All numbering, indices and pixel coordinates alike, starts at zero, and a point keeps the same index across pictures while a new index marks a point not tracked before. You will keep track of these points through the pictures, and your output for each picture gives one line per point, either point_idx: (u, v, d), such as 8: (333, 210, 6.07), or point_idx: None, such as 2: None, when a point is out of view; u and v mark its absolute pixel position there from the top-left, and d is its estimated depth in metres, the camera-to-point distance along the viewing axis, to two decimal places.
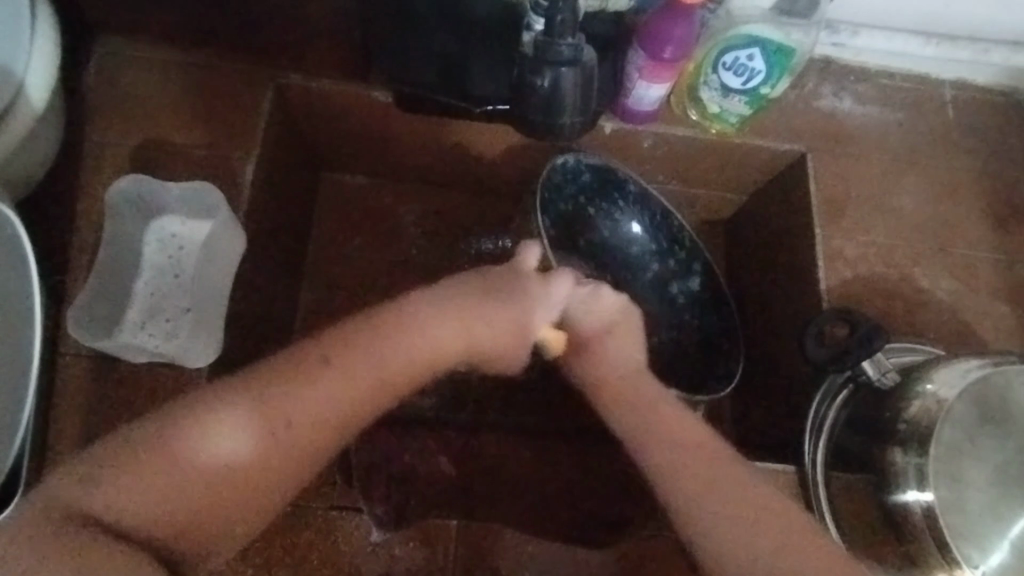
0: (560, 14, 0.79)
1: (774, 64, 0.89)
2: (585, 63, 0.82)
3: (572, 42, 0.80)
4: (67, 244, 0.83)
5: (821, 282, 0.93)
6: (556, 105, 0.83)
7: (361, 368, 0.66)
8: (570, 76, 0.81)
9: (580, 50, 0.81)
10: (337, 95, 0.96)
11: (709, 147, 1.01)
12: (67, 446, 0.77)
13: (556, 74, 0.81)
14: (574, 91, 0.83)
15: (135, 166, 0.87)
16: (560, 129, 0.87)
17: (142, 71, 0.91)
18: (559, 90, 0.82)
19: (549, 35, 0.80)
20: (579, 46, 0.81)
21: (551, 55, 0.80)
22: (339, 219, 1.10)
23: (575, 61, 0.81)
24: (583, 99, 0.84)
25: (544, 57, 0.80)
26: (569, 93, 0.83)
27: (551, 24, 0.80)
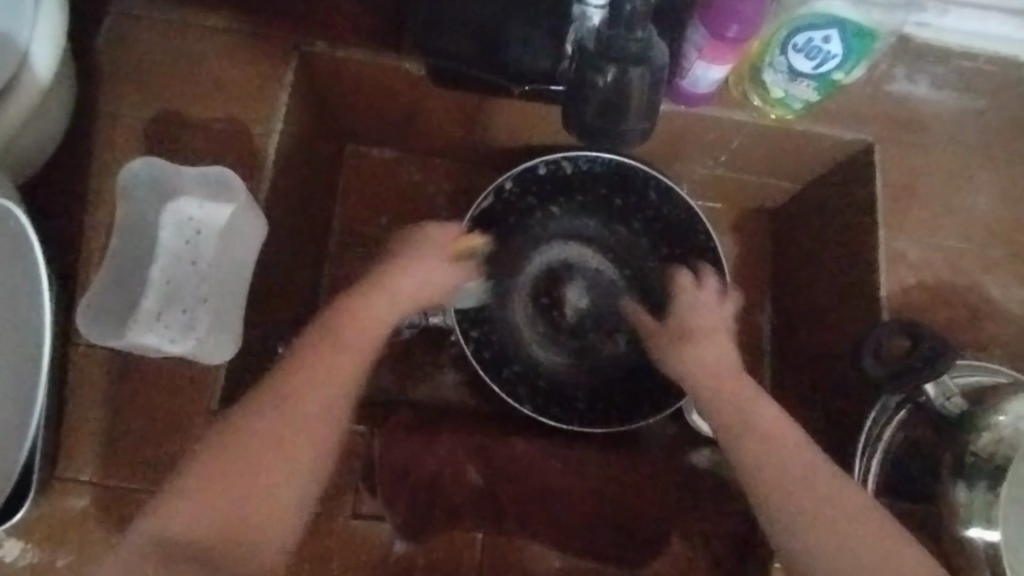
0: (630, 4, 0.66)
1: (852, 48, 0.80)
2: (655, 61, 0.70)
3: (642, 34, 0.68)
4: (78, 227, 0.79)
5: (881, 289, 0.86)
6: (619, 104, 0.72)
7: (335, 354, 0.69)
8: (638, 76, 0.70)
9: (649, 47, 0.69)
10: (366, 67, 0.88)
11: (766, 133, 0.93)
12: (80, 441, 0.75)
13: (619, 71, 0.69)
14: (640, 92, 0.71)
15: (148, 141, 0.81)
16: (625, 135, 0.76)
17: (155, 35, 0.84)
18: (622, 89, 0.70)
19: (613, 25, 0.68)
20: (649, 41, 0.69)
21: (614, 52, 0.69)
22: (365, 195, 1.04)
23: (643, 59, 0.69)
24: (651, 101, 0.73)
25: (608, 51, 0.69)
26: (635, 90, 0.71)
27: (619, 14, 0.67)
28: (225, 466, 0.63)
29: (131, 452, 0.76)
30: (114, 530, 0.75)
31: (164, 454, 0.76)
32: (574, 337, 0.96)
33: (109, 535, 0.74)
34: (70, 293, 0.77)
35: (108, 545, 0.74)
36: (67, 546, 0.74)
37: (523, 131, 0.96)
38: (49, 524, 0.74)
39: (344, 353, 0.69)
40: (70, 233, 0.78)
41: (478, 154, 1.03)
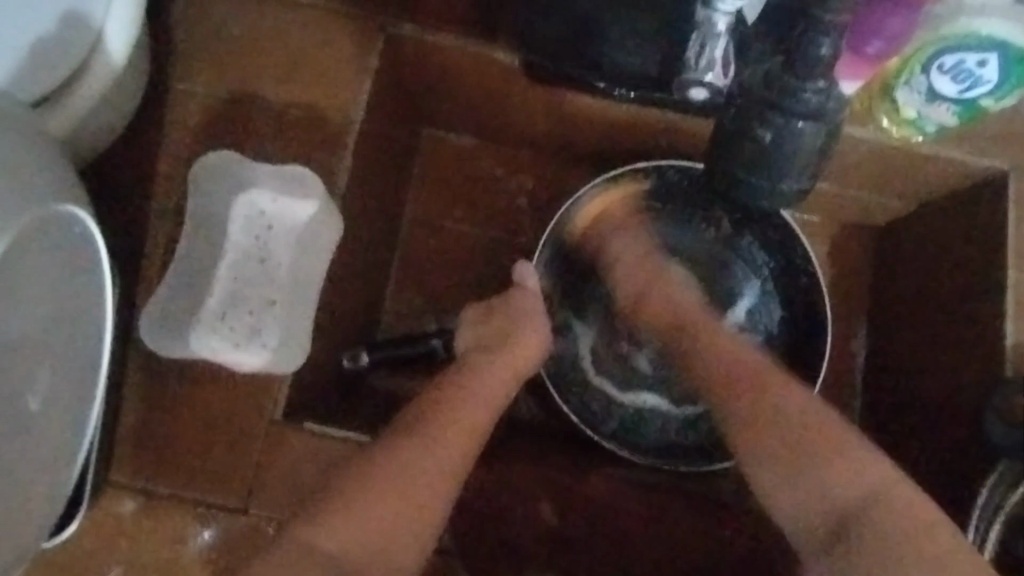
0: (827, 46, 0.62)
1: (1009, 74, 0.71)
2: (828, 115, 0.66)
3: (822, 86, 0.64)
4: (146, 215, 0.74)
5: (1006, 338, 0.77)
6: (779, 158, 0.66)
7: (461, 410, 0.70)
8: (810, 132, 0.65)
9: (828, 100, 0.64)
10: (457, 51, 0.80)
11: (889, 154, 0.83)
12: (138, 445, 0.71)
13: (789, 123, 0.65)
14: (810, 147, 0.66)
15: (221, 126, 0.75)
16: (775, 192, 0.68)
17: (234, 6, 0.76)
18: (787, 142, 0.65)
19: (791, 63, 0.63)
20: (828, 93, 0.64)
21: (787, 103, 0.64)
22: (439, 186, 0.97)
23: (817, 114, 0.65)
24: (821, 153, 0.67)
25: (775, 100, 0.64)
26: (804, 147, 0.66)
27: (801, 56, 0.63)
28: (393, 495, 0.65)
29: (189, 461, 0.71)
30: (167, 541, 0.71)
31: (223, 465, 0.72)
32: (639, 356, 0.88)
33: (164, 545, 0.71)
34: (134, 287, 0.73)
35: (163, 554, 0.71)
36: (121, 554, 0.71)
37: (614, 125, 0.87)
38: (101, 528, 0.71)
39: (457, 401, 0.70)
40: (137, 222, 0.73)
41: (560, 150, 0.95)
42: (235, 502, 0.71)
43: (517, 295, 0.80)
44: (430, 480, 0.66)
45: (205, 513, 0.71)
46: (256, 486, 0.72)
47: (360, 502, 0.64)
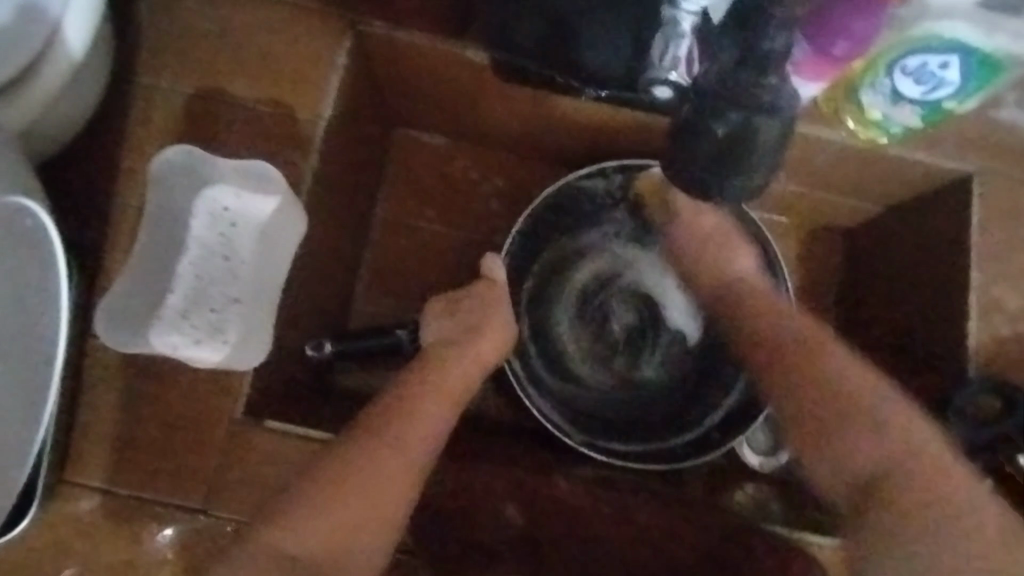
0: (778, 44, 0.64)
1: (972, 77, 0.71)
2: (781, 110, 0.66)
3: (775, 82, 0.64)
4: (107, 211, 0.73)
5: (970, 339, 0.78)
6: (738, 146, 0.66)
7: (420, 418, 0.68)
8: (766, 125, 0.65)
9: (780, 96, 0.65)
10: (425, 50, 0.80)
11: (856, 156, 0.84)
12: (95, 444, 0.70)
13: (743, 117, 0.65)
14: (766, 138, 0.66)
15: (185, 120, 0.74)
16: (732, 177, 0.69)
17: (200, 1, 0.75)
18: (742, 137, 0.66)
19: (744, 61, 0.65)
20: (780, 88, 0.65)
21: (740, 98, 0.64)
22: (410, 185, 0.97)
23: (773, 109, 0.65)
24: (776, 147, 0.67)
25: (731, 95, 0.64)
26: (760, 141, 0.66)
27: (761, 58, 0.64)
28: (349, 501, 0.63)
29: (148, 460, 0.70)
30: (123, 544, 0.69)
31: (183, 465, 0.70)
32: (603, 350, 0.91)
33: (121, 547, 0.69)
34: (92, 283, 0.72)
35: (118, 557, 0.69)
36: (76, 555, 0.69)
37: (587, 126, 0.87)
38: (56, 530, 0.69)
39: (416, 407, 0.68)
40: (97, 218, 0.73)
41: (533, 150, 0.95)
42: (195, 502, 0.70)
43: (486, 291, 0.78)
44: (388, 482, 0.65)
45: (164, 514, 0.69)
46: (216, 486, 0.70)
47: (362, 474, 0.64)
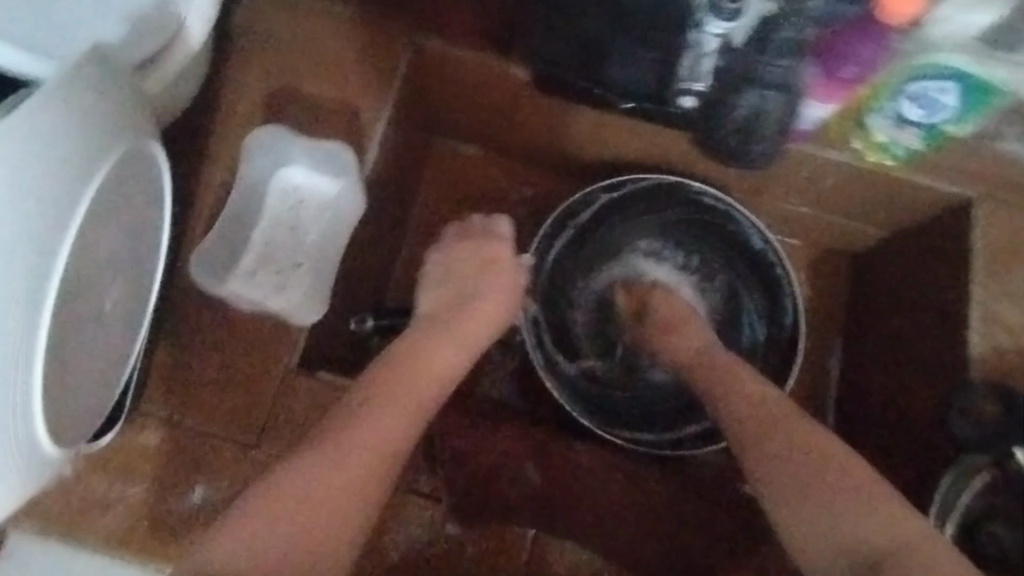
0: (785, 30, 0.71)
1: (969, 101, 0.78)
2: (795, 84, 0.74)
3: (787, 61, 0.72)
4: (195, 182, 0.84)
5: (973, 349, 0.83)
6: (756, 126, 0.75)
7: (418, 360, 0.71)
8: (778, 102, 0.74)
9: (792, 75, 0.73)
10: (476, 67, 0.91)
11: (862, 177, 0.92)
12: (164, 381, 0.79)
13: (761, 95, 0.74)
14: (777, 115, 0.75)
15: (267, 109, 0.86)
16: (749, 157, 0.79)
17: (286, 10, 0.88)
18: (760, 112, 0.75)
19: (759, 48, 0.73)
20: (792, 68, 0.73)
21: (759, 76, 0.73)
22: (452, 188, 1.07)
23: (784, 85, 0.74)
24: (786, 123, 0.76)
25: (749, 75, 0.73)
26: (773, 113, 0.75)
27: (767, 42, 0.72)
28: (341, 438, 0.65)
29: (209, 398, 0.78)
30: (182, 471, 0.77)
31: (240, 405, 0.78)
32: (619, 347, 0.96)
33: (178, 473, 0.77)
34: (176, 241, 0.82)
35: (174, 482, 0.77)
36: (139, 477, 0.77)
37: (619, 140, 0.97)
38: (123, 453, 0.77)
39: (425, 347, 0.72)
40: (186, 187, 0.84)
41: (565, 163, 1.05)
42: (248, 439, 0.78)
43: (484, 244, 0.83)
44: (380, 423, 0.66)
45: (219, 447, 0.78)
46: (268, 425, 0.78)
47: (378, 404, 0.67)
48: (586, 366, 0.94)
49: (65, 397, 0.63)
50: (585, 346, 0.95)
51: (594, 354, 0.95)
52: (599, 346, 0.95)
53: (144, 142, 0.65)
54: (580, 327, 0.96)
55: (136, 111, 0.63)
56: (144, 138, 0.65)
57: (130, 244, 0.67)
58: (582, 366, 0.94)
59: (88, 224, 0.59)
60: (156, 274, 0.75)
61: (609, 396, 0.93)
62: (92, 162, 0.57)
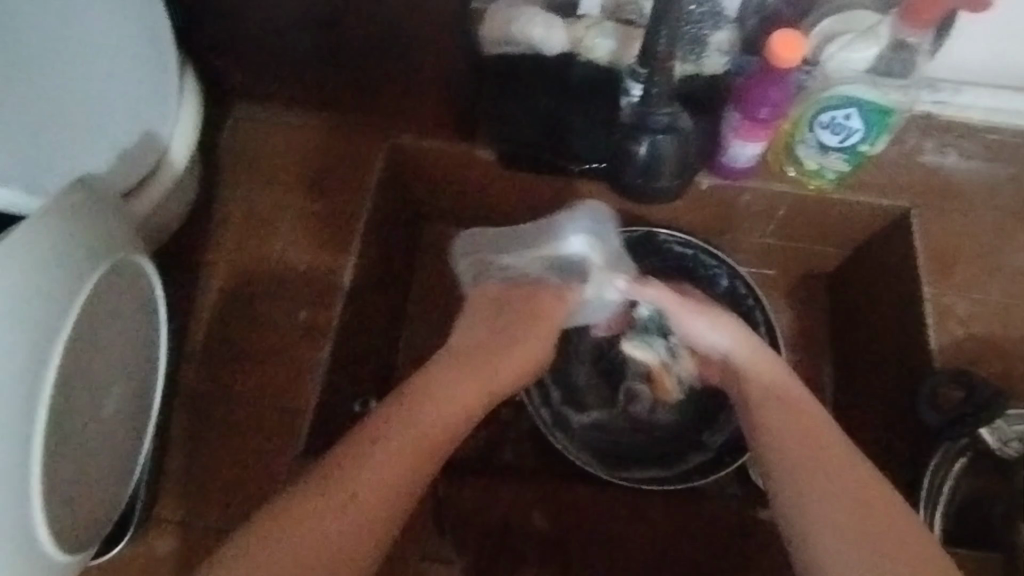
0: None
1: (871, 123, 0.90)
2: (681, 123, 0.85)
3: (668, 112, 0.84)
4: (195, 294, 0.93)
5: (931, 343, 0.88)
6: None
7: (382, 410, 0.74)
8: (669, 141, 0.85)
9: (674, 119, 0.84)
10: (444, 155, 0.98)
11: (808, 205, 0.99)
12: (181, 481, 0.85)
13: (654, 139, 0.85)
14: (672, 153, 0.87)
15: (256, 218, 0.95)
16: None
17: (263, 130, 0.98)
18: (658, 152, 0.86)
19: (643, 105, 0.84)
20: (675, 115, 0.84)
21: (649, 123, 0.84)
22: (437, 268, 1.13)
23: (671, 128, 0.85)
24: (682, 163, 0.89)
25: (639, 128, 0.85)
26: (667, 155, 0.87)
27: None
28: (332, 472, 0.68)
29: (223, 492, 0.85)
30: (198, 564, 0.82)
31: (253, 496, 0.84)
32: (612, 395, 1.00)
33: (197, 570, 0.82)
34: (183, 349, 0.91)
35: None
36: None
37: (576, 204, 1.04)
38: (145, 556, 0.83)
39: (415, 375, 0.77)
40: (188, 298, 0.93)
41: None
42: None
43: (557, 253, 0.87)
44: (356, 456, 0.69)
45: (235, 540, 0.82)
46: None
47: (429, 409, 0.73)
48: (583, 421, 0.99)
49: (76, 498, 0.68)
50: (580, 399, 1.00)
51: (589, 407, 1.00)
52: (593, 398, 1.00)
53: (130, 256, 0.72)
54: (571, 382, 1.01)
55: (119, 229, 0.70)
56: (132, 253, 0.72)
57: (121, 348, 0.72)
58: (579, 420, 0.99)
59: (79, 334, 0.64)
60: (158, 381, 0.80)
61: (611, 444, 0.97)
62: (78, 279, 0.63)
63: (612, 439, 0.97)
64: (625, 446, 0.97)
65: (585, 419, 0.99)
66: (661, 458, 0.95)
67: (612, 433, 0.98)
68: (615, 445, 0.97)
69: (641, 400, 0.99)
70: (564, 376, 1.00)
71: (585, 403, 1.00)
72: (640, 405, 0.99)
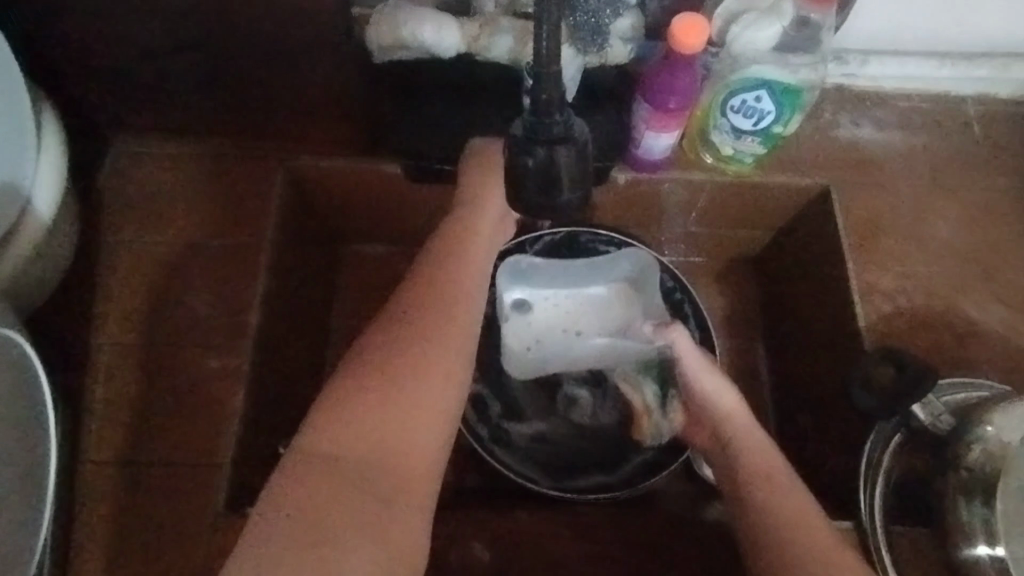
0: (546, 90, 0.57)
1: (783, 103, 0.86)
2: (580, 134, 0.61)
3: (564, 116, 0.59)
4: (88, 350, 0.86)
5: (860, 321, 0.88)
6: (551, 183, 0.61)
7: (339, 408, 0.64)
8: (567, 156, 0.60)
9: (572, 128, 0.59)
10: (349, 173, 0.95)
11: (729, 190, 0.97)
12: (92, 554, 0.78)
13: (548, 151, 0.59)
14: (573, 170, 0.61)
15: (152, 262, 0.90)
16: (556, 202, 0.63)
17: (152, 169, 0.94)
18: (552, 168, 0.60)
19: (534, 109, 0.59)
20: (570, 121, 0.60)
21: (538, 133, 0.59)
22: (359, 292, 1.08)
23: (566, 137, 0.59)
24: (584, 173, 0.62)
25: (525, 139, 0.60)
26: (567, 169, 0.61)
27: (536, 102, 0.58)
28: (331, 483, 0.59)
29: (140, 562, 0.78)
30: None
31: (173, 562, 0.77)
32: (553, 402, 0.98)
33: None
34: (80, 411, 0.84)
35: None
36: None
37: None
38: None
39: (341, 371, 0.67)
40: (80, 356, 0.86)
41: None
42: None
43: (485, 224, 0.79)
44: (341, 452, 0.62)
45: None
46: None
47: (397, 394, 0.65)
48: (525, 429, 0.95)
49: None
50: (520, 410, 0.97)
51: (529, 415, 0.96)
52: (534, 407, 0.97)
53: None
54: (508, 392, 0.97)
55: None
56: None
57: (4, 427, 0.65)
58: (520, 430, 0.95)
59: None
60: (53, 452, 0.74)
61: (556, 453, 0.94)
62: None
63: (558, 448, 0.95)
64: (569, 454, 0.94)
65: (527, 429, 0.95)
66: (607, 460, 0.93)
67: (556, 441, 0.95)
68: (560, 452, 0.94)
69: (581, 404, 0.98)
70: (499, 387, 0.97)
71: (526, 413, 0.96)
72: (580, 409, 0.98)
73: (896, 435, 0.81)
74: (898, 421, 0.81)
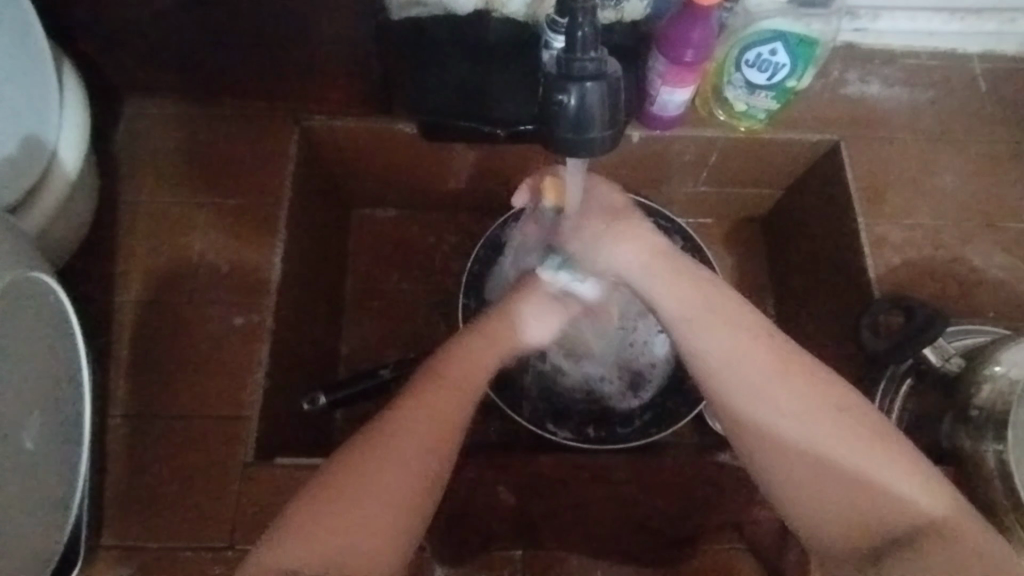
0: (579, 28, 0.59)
1: (798, 55, 0.87)
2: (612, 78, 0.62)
3: (596, 55, 0.60)
4: (108, 306, 0.87)
5: (869, 272, 0.90)
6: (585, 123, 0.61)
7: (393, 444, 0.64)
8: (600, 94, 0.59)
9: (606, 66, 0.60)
10: (363, 132, 0.97)
11: (737, 147, 0.98)
12: (120, 505, 0.79)
13: (581, 88, 0.59)
14: (606, 110, 0.61)
15: (171, 220, 0.90)
16: (584, 145, 0.61)
17: (166, 129, 0.94)
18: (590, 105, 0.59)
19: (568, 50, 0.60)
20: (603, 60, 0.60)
21: (572, 71, 0.60)
22: (373, 255, 1.10)
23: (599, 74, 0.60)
24: (615, 113, 0.62)
25: (558, 78, 0.60)
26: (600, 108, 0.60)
27: (570, 40, 0.60)
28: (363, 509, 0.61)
29: (171, 511, 0.79)
30: None
31: (206, 508, 0.79)
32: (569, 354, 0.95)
33: None
34: (104, 367, 0.84)
35: None
36: None
37: (503, 169, 1.01)
38: None
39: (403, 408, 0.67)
40: (100, 313, 0.86)
41: (471, 200, 1.09)
42: (221, 540, 0.78)
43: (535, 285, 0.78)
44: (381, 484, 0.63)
45: (194, 559, 0.77)
46: (238, 521, 0.78)
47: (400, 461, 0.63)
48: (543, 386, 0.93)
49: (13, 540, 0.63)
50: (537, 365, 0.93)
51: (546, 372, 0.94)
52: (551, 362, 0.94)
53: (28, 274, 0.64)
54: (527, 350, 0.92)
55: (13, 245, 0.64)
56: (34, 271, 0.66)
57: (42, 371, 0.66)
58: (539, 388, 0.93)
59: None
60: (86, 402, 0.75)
61: (577, 409, 0.93)
62: None
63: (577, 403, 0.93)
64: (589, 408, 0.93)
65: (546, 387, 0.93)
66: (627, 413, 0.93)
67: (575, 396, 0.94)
68: (580, 407, 0.93)
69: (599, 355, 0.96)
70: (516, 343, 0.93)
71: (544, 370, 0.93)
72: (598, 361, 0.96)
73: (906, 381, 0.85)
74: (911, 366, 0.84)
